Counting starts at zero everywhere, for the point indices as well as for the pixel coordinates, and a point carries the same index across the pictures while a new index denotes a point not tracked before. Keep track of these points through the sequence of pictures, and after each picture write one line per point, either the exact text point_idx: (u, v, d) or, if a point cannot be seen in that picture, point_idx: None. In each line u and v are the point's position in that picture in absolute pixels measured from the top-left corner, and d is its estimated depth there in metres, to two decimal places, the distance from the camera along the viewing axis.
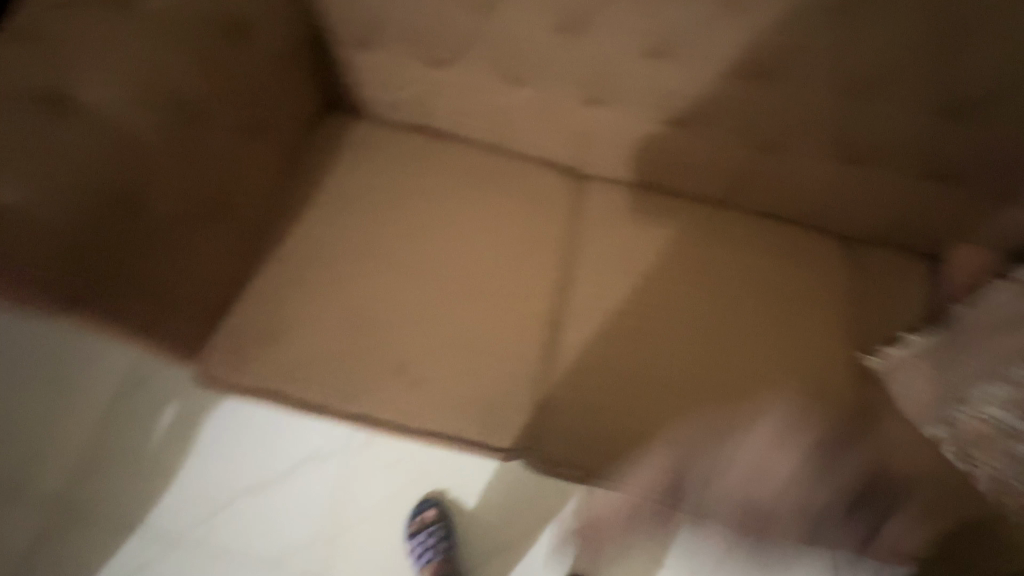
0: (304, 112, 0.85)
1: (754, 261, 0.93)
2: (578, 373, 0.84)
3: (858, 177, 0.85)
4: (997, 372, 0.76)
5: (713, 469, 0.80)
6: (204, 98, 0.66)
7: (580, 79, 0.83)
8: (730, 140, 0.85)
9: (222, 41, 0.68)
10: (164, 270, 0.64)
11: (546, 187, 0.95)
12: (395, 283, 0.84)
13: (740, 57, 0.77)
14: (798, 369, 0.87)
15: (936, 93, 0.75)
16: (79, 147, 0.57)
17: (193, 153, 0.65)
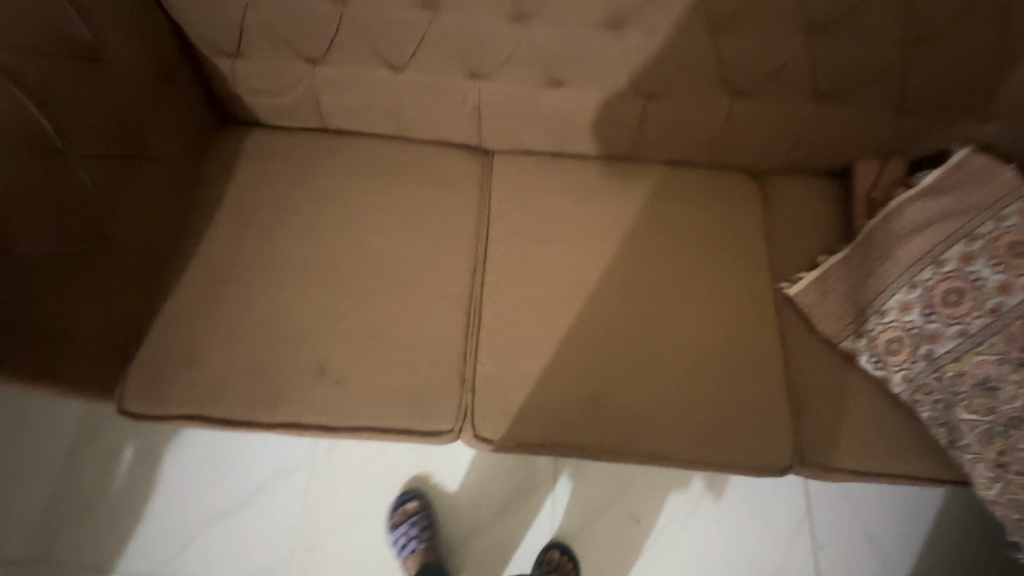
0: (186, 133, 0.87)
1: (668, 211, 0.92)
2: (500, 346, 0.83)
3: (750, 109, 0.84)
4: (913, 279, 0.79)
5: (642, 423, 0.80)
6: (58, 137, 0.70)
7: (452, 55, 0.82)
8: (616, 92, 0.84)
9: (69, 73, 0.71)
10: (43, 303, 0.69)
11: (449, 168, 0.95)
12: (305, 284, 0.85)
13: (598, 9, 0.76)
14: (723, 311, 0.86)
15: (797, 12, 0.74)
16: None
17: (56, 192, 0.70)
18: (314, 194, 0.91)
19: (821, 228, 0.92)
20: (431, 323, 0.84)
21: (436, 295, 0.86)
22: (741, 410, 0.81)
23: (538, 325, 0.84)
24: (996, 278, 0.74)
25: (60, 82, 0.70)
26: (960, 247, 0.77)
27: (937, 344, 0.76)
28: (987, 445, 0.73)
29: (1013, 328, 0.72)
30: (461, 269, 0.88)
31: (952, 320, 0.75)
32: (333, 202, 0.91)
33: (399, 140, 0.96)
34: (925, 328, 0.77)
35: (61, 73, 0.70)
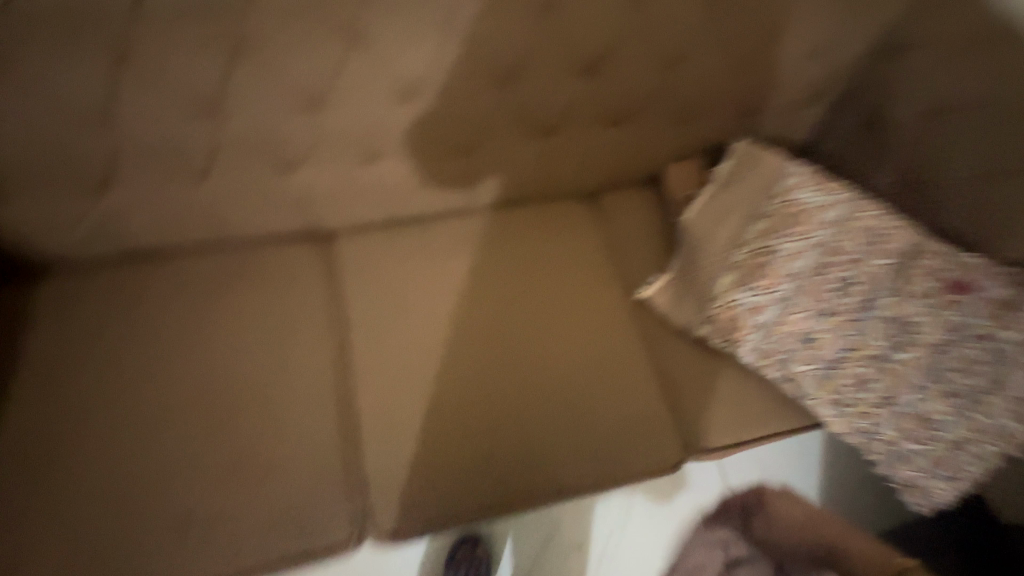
0: None
1: (518, 249, 0.95)
2: (384, 432, 0.80)
3: (560, 144, 0.91)
4: (728, 261, 0.88)
5: (542, 463, 0.80)
6: None
7: (253, 155, 0.78)
8: (434, 154, 0.86)
9: None
10: None
11: (291, 261, 0.91)
12: (148, 430, 0.76)
13: (390, 86, 0.76)
14: (590, 331, 0.90)
15: (573, 57, 0.79)
16: None
17: None
18: (137, 327, 0.82)
19: (652, 230, 1.01)
20: (305, 429, 0.79)
21: (303, 397, 0.81)
22: (627, 420, 0.85)
23: (417, 397, 0.82)
24: (788, 246, 0.84)
25: None
26: (755, 227, 0.87)
27: (762, 314, 0.85)
28: (821, 388, 0.83)
29: (811, 285, 0.82)
30: (324, 361, 0.84)
31: (768, 290, 0.84)
32: (161, 330, 0.82)
33: (229, 245, 0.90)
34: (750, 302, 0.85)
35: None
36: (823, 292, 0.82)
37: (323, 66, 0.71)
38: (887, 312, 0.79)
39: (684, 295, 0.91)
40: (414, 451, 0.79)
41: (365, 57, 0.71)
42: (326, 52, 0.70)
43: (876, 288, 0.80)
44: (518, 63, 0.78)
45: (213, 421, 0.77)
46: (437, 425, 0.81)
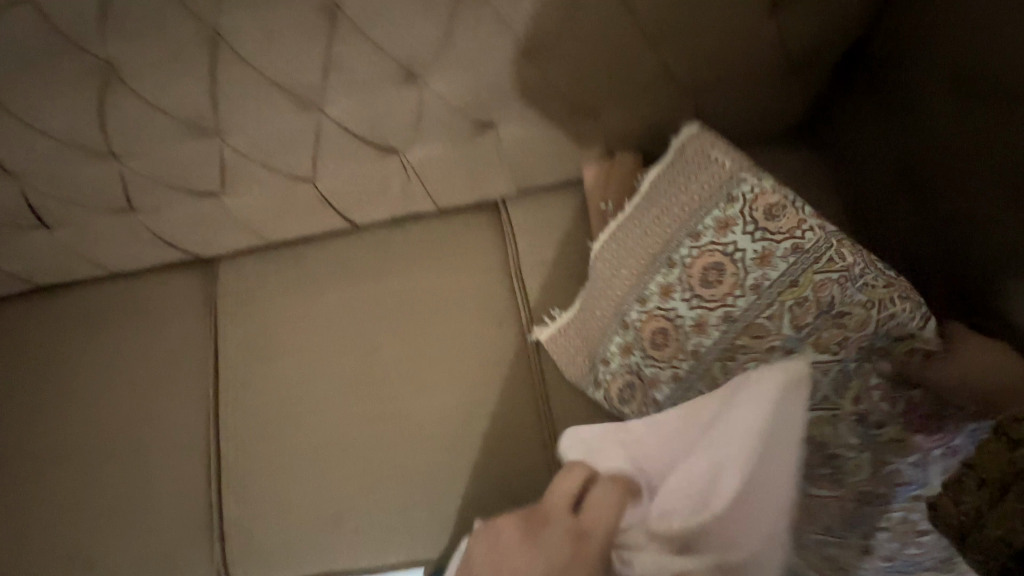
0: None
1: (401, 280, 0.84)
2: (247, 485, 0.79)
3: (429, 157, 0.72)
4: (622, 319, 0.68)
5: (401, 527, 0.76)
6: None
7: (81, 202, 0.72)
8: (278, 183, 0.73)
9: None
10: None
11: (172, 292, 0.87)
12: (40, 472, 0.81)
13: (181, 124, 0.65)
14: (473, 382, 0.80)
15: (391, 61, 0.61)
16: None
17: None
18: (29, 369, 0.85)
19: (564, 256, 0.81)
20: (171, 478, 0.80)
21: (172, 445, 0.81)
22: (495, 494, 0.76)
23: (274, 458, 0.79)
24: (694, 315, 0.64)
25: None
26: (660, 279, 0.65)
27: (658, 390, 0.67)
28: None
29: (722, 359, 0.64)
30: (194, 407, 0.82)
31: (663, 364, 0.66)
32: (52, 372, 0.84)
33: (114, 279, 0.88)
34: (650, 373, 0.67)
35: None
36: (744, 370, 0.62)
37: (88, 113, 0.63)
38: (812, 428, 0.61)
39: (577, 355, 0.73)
40: (269, 507, 0.78)
41: (132, 97, 0.62)
42: (87, 98, 0.62)
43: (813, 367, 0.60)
44: (326, 77, 0.61)
45: (86, 467, 0.81)
46: (292, 485, 0.78)
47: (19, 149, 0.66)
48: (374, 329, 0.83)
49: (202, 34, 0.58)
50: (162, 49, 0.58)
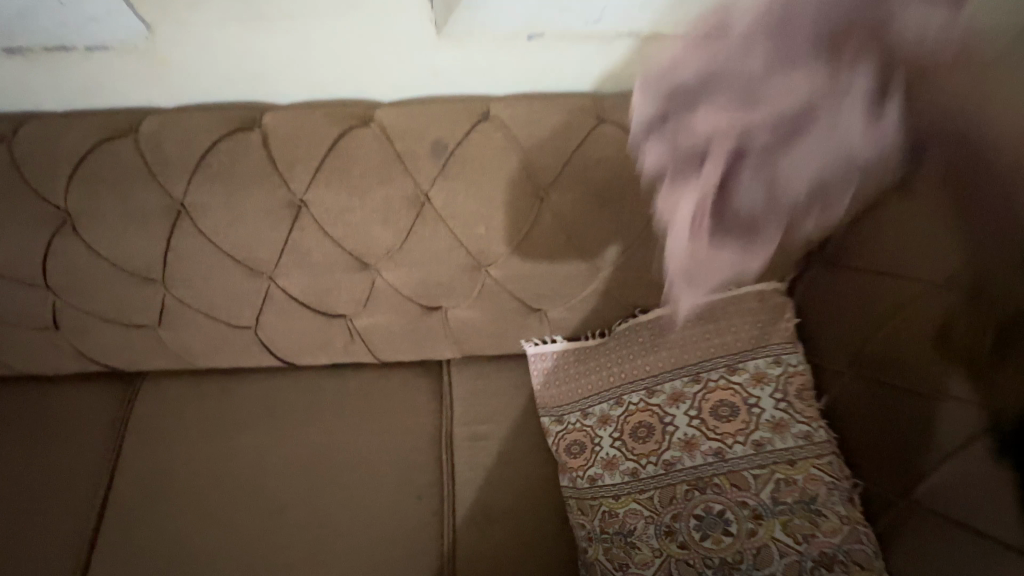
0: (52, 441, 1.20)
1: (645, 368, 1.00)
2: (310, 524, 1.12)
3: (315, 332, 1.08)
4: (713, 407, 0.92)
5: None
6: (45, 476, 1.17)
7: (247, 298, 0.99)
8: (397, 322, 1.08)
9: (57, 431, 1.21)
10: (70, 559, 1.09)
11: (301, 381, 1.26)
12: (174, 498, 1.14)
13: (346, 257, 0.92)
14: (384, 519, 1.13)
15: (518, 264, 0.97)
16: (21, 490, 1.15)
17: (42, 494, 1.15)
18: (182, 447, 1.19)
19: (542, 443, 1.20)
20: (243, 517, 1.12)
21: (273, 468, 1.17)
22: None
23: (357, 487, 1.16)
24: (769, 490, 0.85)
25: (63, 412, 1.23)
26: (673, 398, 0.96)
27: (814, 489, 0.84)
28: (822, 527, 0.83)
29: (764, 534, 0.84)
30: (313, 440, 1.20)
31: (747, 466, 0.87)
32: (184, 435, 1.20)
33: (168, 384, 1.27)
34: (784, 453, 0.87)
35: (51, 401, 1.25)
36: (806, 482, 0.85)
37: (276, 223, 0.89)
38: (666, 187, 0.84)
39: (710, 422, 0.91)
40: (318, 555, 1.09)
41: (311, 220, 0.88)
42: (289, 215, 0.88)
43: (808, 492, 0.84)
44: (399, 247, 0.91)
45: (211, 482, 1.15)
46: (357, 523, 1.12)
47: (214, 228, 0.89)
48: (359, 453, 1.19)
49: (372, 213, 0.88)
50: (357, 210, 0.87)
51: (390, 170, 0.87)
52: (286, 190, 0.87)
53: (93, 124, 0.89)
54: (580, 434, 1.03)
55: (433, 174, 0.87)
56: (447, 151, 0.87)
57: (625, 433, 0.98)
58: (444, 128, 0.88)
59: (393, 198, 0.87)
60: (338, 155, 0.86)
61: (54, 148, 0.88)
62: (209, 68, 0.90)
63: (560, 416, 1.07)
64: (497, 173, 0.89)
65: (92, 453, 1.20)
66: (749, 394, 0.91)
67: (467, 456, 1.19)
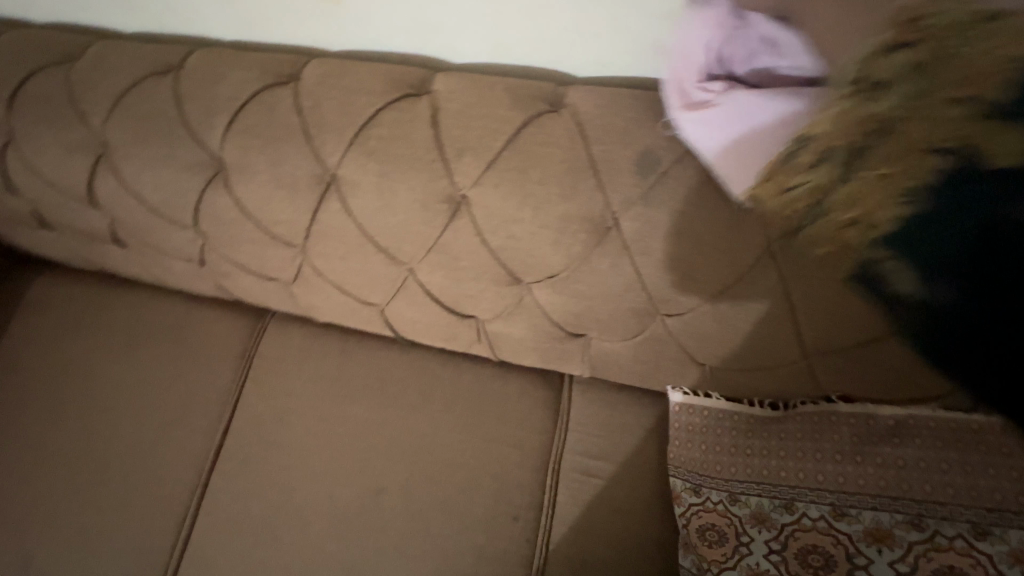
0: (191, 359, 1.27)
1: (837, 477, 0.78)
2: (408, 511, 1.09)
3: (443, 329, 0.98)
4: (935, 569, 0.69)
5: None
6: (182, 390, 1.25)
7: (383, 283, 0.89)
8: (532, 340, 0.93)
9: (195, 351, 1.28)
10: (198, 474, 1.18)
11: (414, 360, 1.20)
12: (288, 445, 1.16)
13: (500, 269, 0.77)
14: (479, 530, 1.06)
15: (706, 318, 0.76)
16: (163, 398, 1.24)
17: (178, 407, 1.23)
18: (299, 398, 1.20)
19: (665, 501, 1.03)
20: (347, 484, 1.12)
21: (377, 444, 1.14)
22: None
23: (457, 488, 1.09)
24: None
25: (201, 333, 1.29)
26: (871, 535, 0.73)
27: None
28: None
29: None
30: (420, 427, 1.14)
31: None
32: (302, 385, 1.21)
33: (292, 331, 1.27)
34: None
35: (192, 319, 1.31)
36: None
37: (431, 217, 0.75)
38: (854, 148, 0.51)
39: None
40: (411, 544, 1.06)
41: (470, 221, 0.74)
42: (447, 210, 0.74)
43: None
44: (565, 271, 0.74)
45: (321, 440, 1.16)
46: (450, 527, 1.07)
47: (365, 209, 0.78)
48: (462, 452, 1.12)
49: (543, 227, 0.71)
50: (527, 221, 0.71)
51: (577, 181, 0.68)
52: (449, 182, 0.73)
53: (254, 69, 0.79)
54: (722, 522, 0.84)
55: (630, 195, 0.67)
56: (657, 166, 0.66)
57: (789, 550, 0.78)
58: (657, 134, 0.66)
59: (574, 215, 0.70)
60: (516, 149, 0.69)
61: (215, 91, 0.80)
62: (380, 14, 0.75)
63: (698, 486, 0.87)
64: (716, 203, 0.67)
65: (222, 379, 1.25)
66: (1003, 575, 0.66)
67: (574, 491, 1.06)
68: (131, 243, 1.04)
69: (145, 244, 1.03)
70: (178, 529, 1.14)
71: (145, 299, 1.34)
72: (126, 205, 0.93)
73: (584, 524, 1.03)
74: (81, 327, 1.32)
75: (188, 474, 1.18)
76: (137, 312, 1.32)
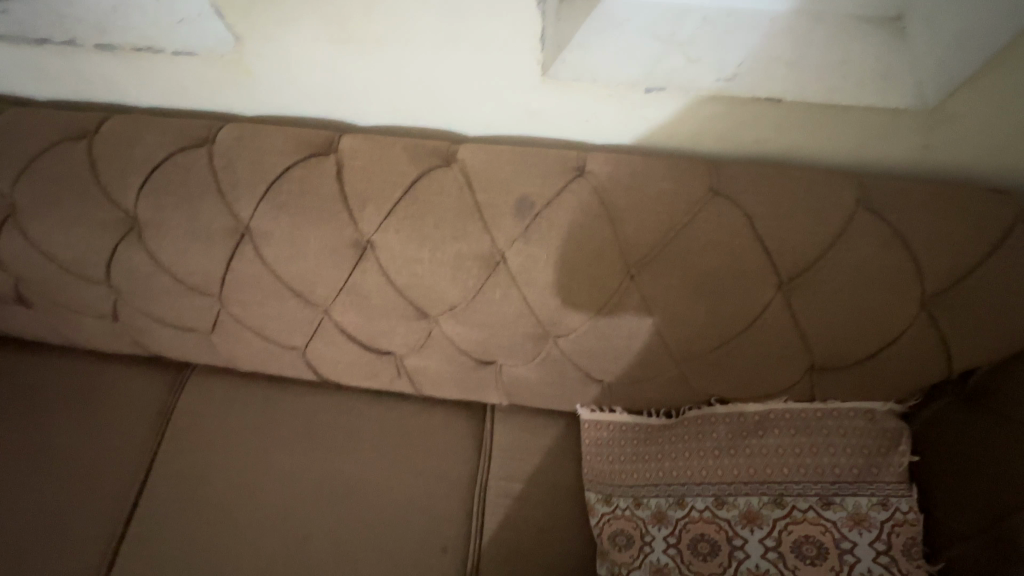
0: (101, 420, 1.23)
1: (719, 470, 0.89)
2: (335, 555, 1.08)
3: (363, 367, 1.03)
4: (794, 540, 0.81)
5: None
6: (90, 453, 1.19)
7: (300, 326, 0.94)
8: (447, 371, 1.00)
9: (106, 411, 1.23)
10: (105, 542, 1.11)
11: (340, 402, 1.22)
12: (207, 501, 1.14)
13: (407, 305, 0.85)
14: (407, 566, 1.07)
15: (591, 337, 0.87)
16: (67, 464, 1.18)
17: (85, 472, 1.18)
18: (220, 450, 1.18)
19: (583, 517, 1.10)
20: (271, 534, 1.10)
21: (301, 491, 1.14)
22: None
23: (384, 526, 1.10)
24: None
25: (114, 392, 1.26)
26: (746, 518, 0.84)
27: None
28: None
29: None
30: (347, 468, 1.15)
31: None
32: (224, 438, 1.20)
33: (214, 383, 1.26)
34: None
35: (104, 378, 1.27)
36: None
37: (341, 261, 0.83)
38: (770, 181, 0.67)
39: (788, 557, 0.81)
40: None
41: (376, 263, 0.82)
42: (354, 254, 0.82)
43: None
44: (465, 303, 0.83)
45: (243, 492, 1.14)
46: (378, 567, 1.07)
47: (278, 256, 0.84)
48: (389, 489, 1.14)
49: (441, 265, 0.81)
50: (426, 260, 0.81)
51: (467, 224, 0.79)
52: (355, 230, 0.81)
53: (170, 132, 0.86)
54: (629, 525, 0.91)
55: (513, 234, 0.79)
56: (533, 208, 0.79)
57: (683, 542, 0.87)
58: (532, 182, 0.79)
59: (467, 253, 0.80)
60: (414, 198, 0.79)
61: (130, 154, 0.85)
62: (292, 85, 0.85)
63: (608, 496, 0.95)
64: (584, 239, 0.79)
65: (136, 438, 1.21)
66: (843, 536, 0.80)
67: (498, 516, 1.10)
68: (38, 303, 1.03)
69: (54, 303, 1.02)
70: None
71: (52, 361, 1.29)
72: (33, 264, 0.94)
73: (509, 547, 1.07)
74: None
75: (93, 543, 1.11)
76: (44, 376, 1.27)
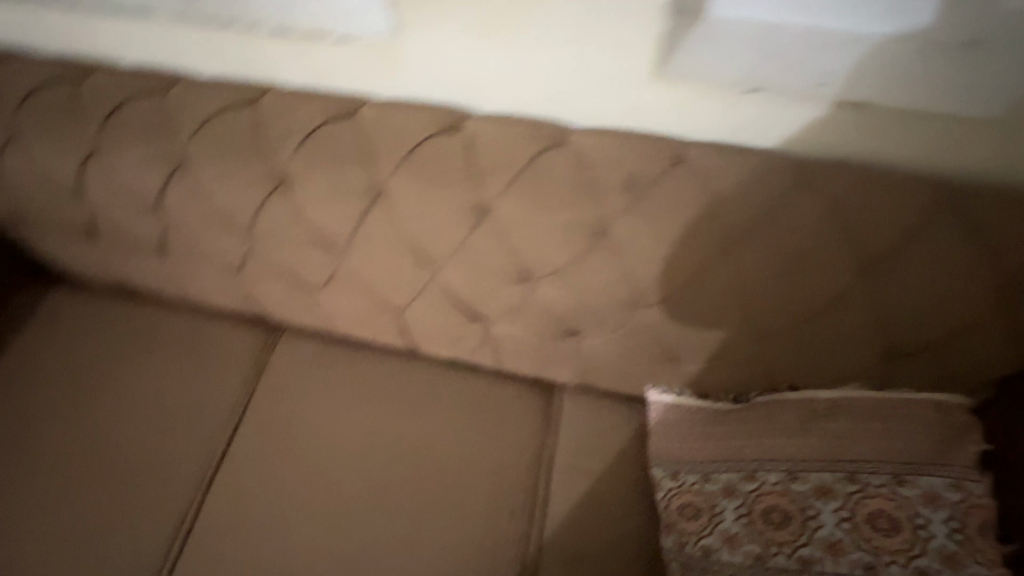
0: (203, 367, 1.35)
1: (791, 448, 0.93)
2: (410, 506, 1.16)
3: (454, 331, 1.12)
4: (867, 515, 0.85)
5: None
6: (192, 396, 1.31)
7: (409, 284, 1.05)
8: (532, 339, 1.09)
9: (208, 360, 1.36)
10: (203, 476, 1.22)
11: (418, 369, 1.32)
12: (295, 447, 1.23)
13: (513, 267, 0.96)
14: (477, 523, 1.14)
15: (676, 311, 0.95)
16: (172, 403, 1.31)
17: (187, 412, 1.30)
18: (308, 403, 1.29)
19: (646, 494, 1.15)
20: (352, 481, 1.19)
21: (381, 445, 1.23)
22: None
23: (455, 485, 1.18)
24: None
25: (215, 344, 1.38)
26: (819, 493, 0.89)
27: None
28: None
29: None
30: (423, 429, 1.24)
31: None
32: (312, 392, 1.30)
33: (304, 343, 1.38)
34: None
35: (206, 331, 1.40)
36: None
37: (460, 223, 0.94)
38: None
39: (861, 530, 0.85)
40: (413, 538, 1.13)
41: (491, 227, 0.93)
42: (473, 218, 0.94)
43: None
44: (566, 269, 0.93)
45: (327, 441, 1.23)
46: (450, 522, 1.14)
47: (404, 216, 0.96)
48: (462, 452, 1.21)
49: (550, 232, 0.91)
50: (537, 227, 0.91)
51: (577, 196, 0.90)
52: (476, 195, 0.92)
53: (321, 105, 1.00)
54: (698, 497, 0.96)
55: (617, 207, 0.89)
56: (637, 187, 0.89)
57: (754, 513, 0.91)
58: (638, 164, 0.89)
59: (573, 222, 0.90)
60: (531, 171, 0.91)
61: (286, 121, 1.00)
62: (428, 70, 0.98)
63: (676, 471, 0.99)
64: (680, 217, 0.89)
65: (232, 386, 1.33)
66: (917, 513, 0.84)
67: (563, 485, 1.16)
68: (177, 251, 1.17)
69: (190, 252, 1.16)
70: (178, 530, 1.17)
71: (163, 312, 1.43)
72: (186, 213, 1.09)
73: (574, 515, 1.13)
74: (100, 339, 1.40)
75: (192, 476, 1.22)
76: (155, 325, 1.41)
